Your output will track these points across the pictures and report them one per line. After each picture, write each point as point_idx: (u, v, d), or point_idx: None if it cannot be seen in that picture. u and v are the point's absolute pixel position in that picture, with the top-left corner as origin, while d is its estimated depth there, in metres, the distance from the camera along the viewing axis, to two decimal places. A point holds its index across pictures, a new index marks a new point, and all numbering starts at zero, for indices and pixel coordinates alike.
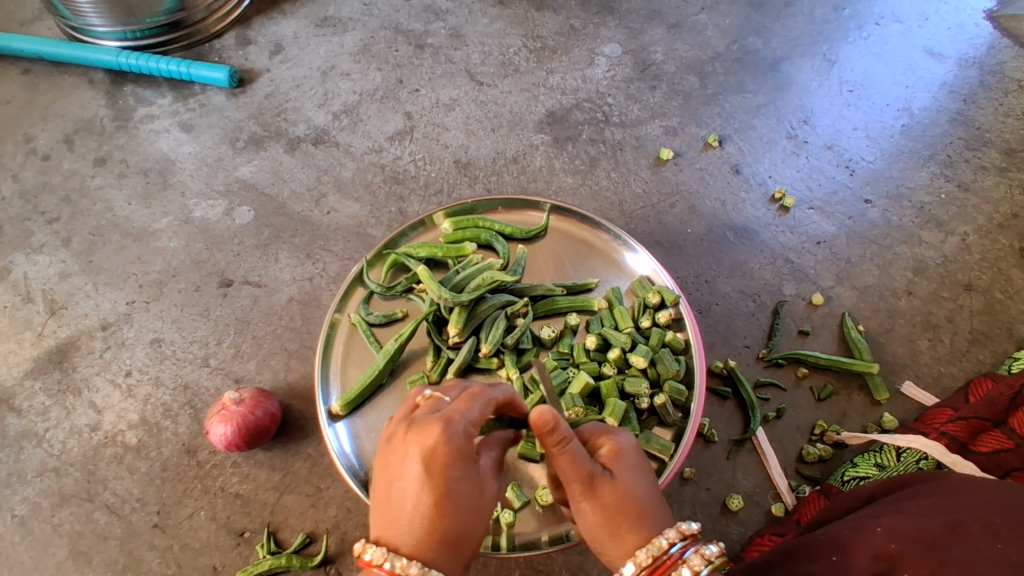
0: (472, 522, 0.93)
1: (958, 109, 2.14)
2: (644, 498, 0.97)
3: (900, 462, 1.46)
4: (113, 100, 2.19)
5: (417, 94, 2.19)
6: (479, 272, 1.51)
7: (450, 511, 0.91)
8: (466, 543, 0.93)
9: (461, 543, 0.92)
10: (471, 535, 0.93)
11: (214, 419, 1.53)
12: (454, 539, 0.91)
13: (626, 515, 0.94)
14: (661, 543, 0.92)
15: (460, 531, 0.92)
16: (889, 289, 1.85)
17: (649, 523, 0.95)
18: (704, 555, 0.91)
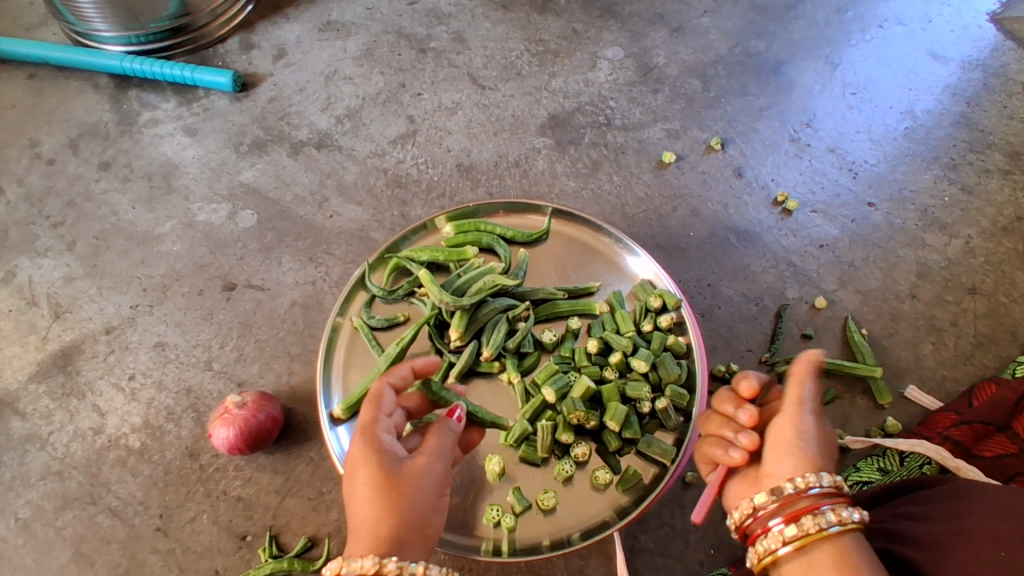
0: (380, 496, 0.97)
1: (962, 111, 2.14)
2: (824, 450, 0.98)
3: (903, 466, 1.46)
4: (117, 105, 2.21)
5: (420, 97, 2.19)
6: (480, 276, 1.51)
7: (377, 509, 0.97)
8: (378, 517, 0.96)
9: (375, 520, 0.96)
10: (381, 509, 0.97)
11: (216, 422, 1.53)
12: (365, 520, 0.96)
13: (793, 446, 0.97)
14: (815, 480, 0.92)
15: (371, 508, 0.97)
16: (892, 292, 1.84)
17: (822, 463, 0.96)
18: (846, 513, 0.89)
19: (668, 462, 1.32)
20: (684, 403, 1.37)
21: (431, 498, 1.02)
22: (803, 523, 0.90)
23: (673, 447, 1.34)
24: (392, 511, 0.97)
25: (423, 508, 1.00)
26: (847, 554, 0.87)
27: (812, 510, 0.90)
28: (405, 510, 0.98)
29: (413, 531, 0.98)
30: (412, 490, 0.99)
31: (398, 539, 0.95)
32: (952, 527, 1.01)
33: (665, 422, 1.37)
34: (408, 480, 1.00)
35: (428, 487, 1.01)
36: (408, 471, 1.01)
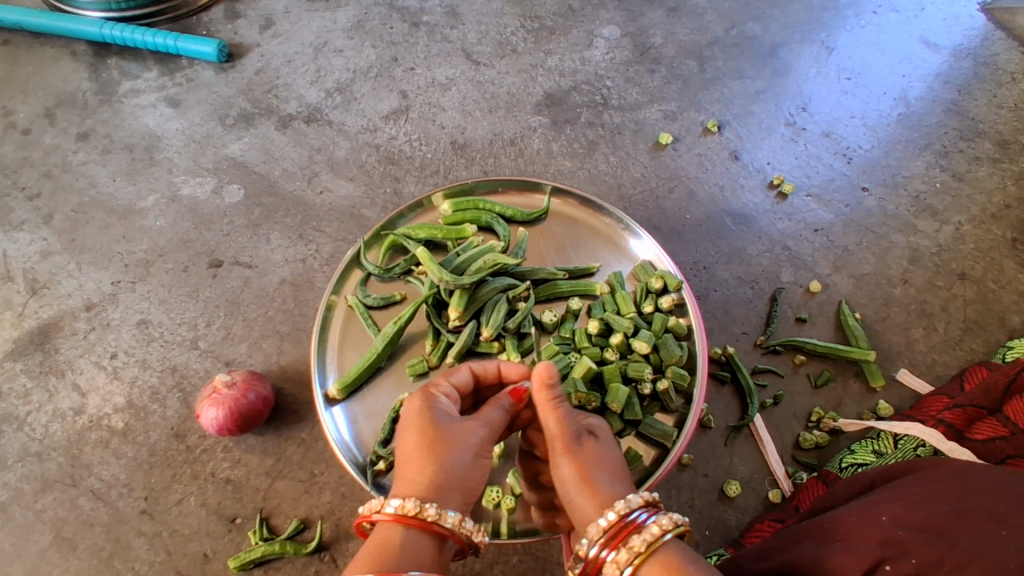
0: (420, 443, 0.99)
1: (953, 99, 2.14)
2: (616, 474, 0.99)
3: (897, 448, 1.47)
4: (96, 74, 2.11)
5: (412, 72, 2.13)
6: (480, 255, 1.48)
7: (428, 455, 0.98)
8: (420, 463, 0.97)
9: (412, 464, 0.97)
10: (424, 456, 0.98)
11: (204, 402, 1.49)
12: (404, 462, 0.98)
13: (603, 475, 0.98)
14: (620, 511, 0.92)
15: (414, 453, 0.98)
16: (885, 277, 1.85)
17: (617, 489, 0.97)
18: (655, 525, 0.89)
19: (670, 443, 1.31)
20: (686, 385, 1.38)
21: (477, 457, 1.01)
22: (626, 550, 0.88)
23: (675, 428, 1.35)
24: (430, 457, 0.97)
25: (466, 461, 1.00)
26: (679, 559, 0.87)
27: (630, 533, 0.89)
28: (445, 456, 0.98)
29: (448, 482, 0.97)
30: (458, 443, 1.00)
31: (431, 483, 0.96)
32: (954, 508, 1.01)
33: (667, 403, 1.38)
34: (457, 434, 1.01)
35: (474, 447, 1.01)
36: (457, 428, 1.02)
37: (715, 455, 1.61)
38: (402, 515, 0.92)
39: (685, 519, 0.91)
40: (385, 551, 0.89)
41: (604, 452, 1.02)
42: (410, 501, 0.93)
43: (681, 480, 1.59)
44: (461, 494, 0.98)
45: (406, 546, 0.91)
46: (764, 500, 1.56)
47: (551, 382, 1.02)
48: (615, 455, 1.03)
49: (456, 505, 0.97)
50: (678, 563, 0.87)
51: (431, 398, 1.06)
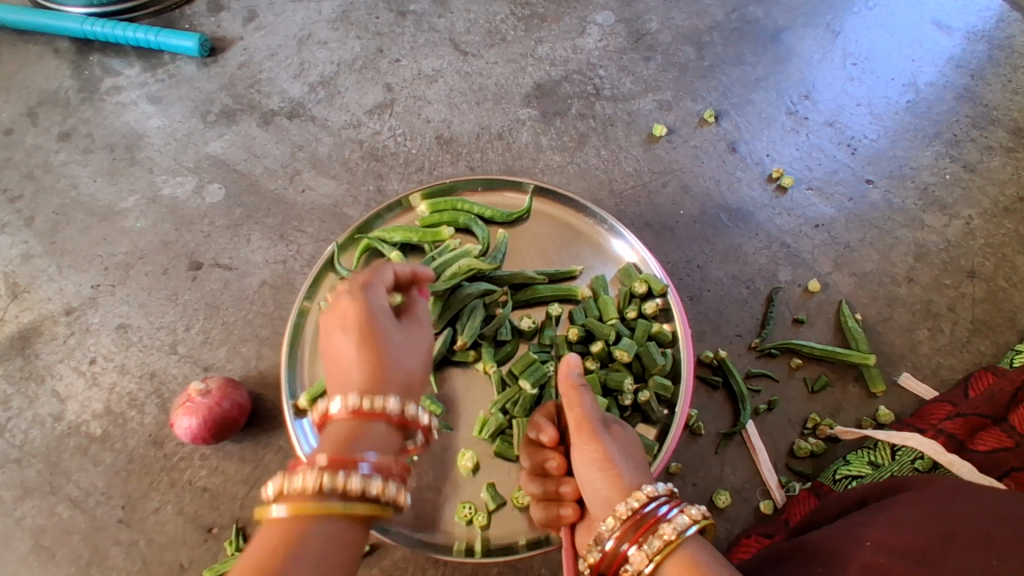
0: (369, 339, 0.98)
1: (966, 84, 2.03)
2: (638, 465, 1.00)
3: (894, 461, 1.39)
4: (79, 71, 2.08)
5: (398, 64, 2.07)
6: (456, 259, 1.44)
7: (383, 352, 0.99)
8: (377, 360, 0.98)
9: (364, 362, 0.97)
10: (380, 353, 0.98)
11: (179, 410, 1.47)
12: (353, 356, 0.98)
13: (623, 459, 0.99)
14: (643, 498, 0.91)
15: (368, 353, 0.98)
16: (889, 275, 1.77)
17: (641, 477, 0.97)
18: (680, 514, 0.88)
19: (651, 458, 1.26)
20: (669, 395, 1.32)
21: (421, 348, 1.06)
22: (649, 540, 0.87)
23: (656, 441, 1.30)
24: (382, 351, 0.99)
25: (417, 356, 1.04)
26: (700, 555, 0.86)
27: (654, 525, 0.88)
28: (394, 350, 1.00)
29: (404, 373, 0.99)
30: (408, 341, 1.03)
31: (387, 373, 0.97)
32: (940, 531, 0.96)
33: (649, 414, 1.32)
34: (403, 334, 1.03)
35: (423, 346, 1.06)
36: (402, 329, 1.04)
37: (705, 463, 1.55)
38: (358, 407, 0.92)
39: (708, 513, 0.90)
40: (344, 438, 0.91)
41: (624, 441, 1.04)
42: (366, 395, 0.94)
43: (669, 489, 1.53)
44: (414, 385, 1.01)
45: (377, 436, 0.93)
46: (755, 510, 1.51)
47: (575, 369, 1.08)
48: (631, 445, 1.04)
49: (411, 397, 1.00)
50: (699, 560, 0.85)
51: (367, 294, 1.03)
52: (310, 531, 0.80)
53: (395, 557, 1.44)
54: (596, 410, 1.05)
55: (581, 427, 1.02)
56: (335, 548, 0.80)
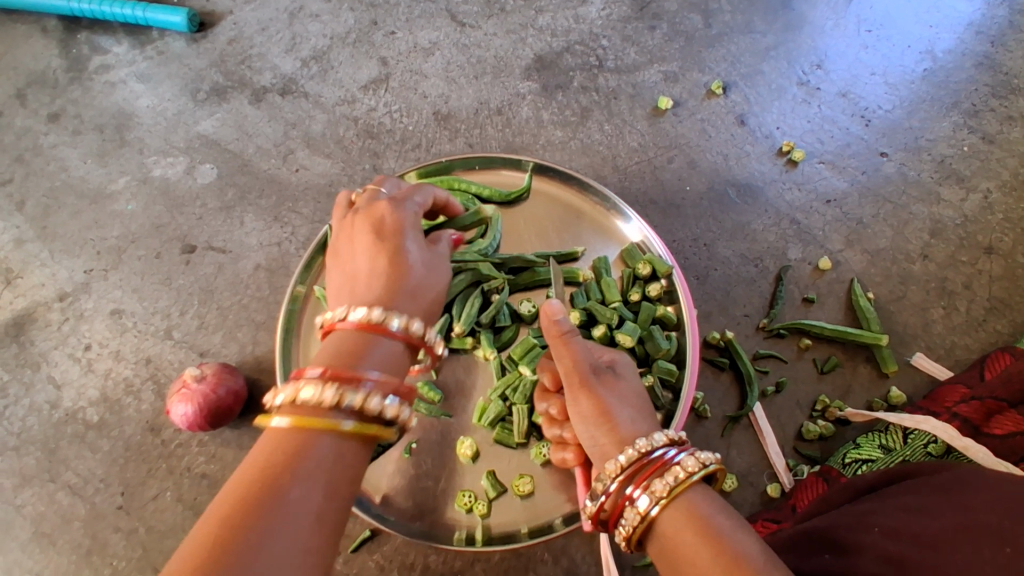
0: (391, 253, 1.01)
1: (986, 51, 1.94)
2: (639, 411, 0.99)
3: (907, 445, 1.35)
4: (66, 49, 1.99)
5: (393, 37, 1.99)
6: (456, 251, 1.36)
7: (395, 271, 1.00)
8: (385, 278, 0.99)
9: (376, 279, 0.99)
10: (390, 271, 1.00)
11: (174, 397, 1.44)
12: (371, 269, 1.00)
13: (620, 406, 0.97)
14: (648, 444, 0.90)
15: (379, 270, 1.00)
16: (903, 252, 1.71)
17: (642, 424, 0.96)
18: (686, 462, 0.89)
19: None
20: (673, 380, 1.29)
21: (434, 274, 1.06)
22: (653, 485, 0.87)
23: (660, 428, 1.27)
24: (399, 265, 1.01)
25: (428, 280, 1.04)
26: (705, 503, 0.86)
27: (661, 469, 0.88)
28: (408, 260, 1.02)
29: (419, 285, 1.02)
30: (420, 264, 1.04)
31: (402, 284, 0.99)
32: (955, 524, 0.91)
33: (653, 400, 1.29)
34: (418, 256, 1.05)
35: (438, 270, 1.07)
36: (419, 253, 1.06)
37: (710, 446, 1.53)
38: (365, 320, 0.92)
39: (712, 458, 0.91)
40: (349, 352, 0.89)
41: (622, 387, 1.00)
42: (370, 310, 0.93)
43: None
44: (428, 306, 1.03)
45: (377, 351, 0.92)
46: (761, 494, 1.49)
47: (559, 318, 1.00)
48: (631, 393, 1.01)
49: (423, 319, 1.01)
50: (705, 509, 0.85)
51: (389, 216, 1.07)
52: (312, 442, 0.80)
53: (396, 542, 1.43)
54: (587, 359, 1.00)
55: (573, 378, 0.98)
56: (336, 466, 0.80)
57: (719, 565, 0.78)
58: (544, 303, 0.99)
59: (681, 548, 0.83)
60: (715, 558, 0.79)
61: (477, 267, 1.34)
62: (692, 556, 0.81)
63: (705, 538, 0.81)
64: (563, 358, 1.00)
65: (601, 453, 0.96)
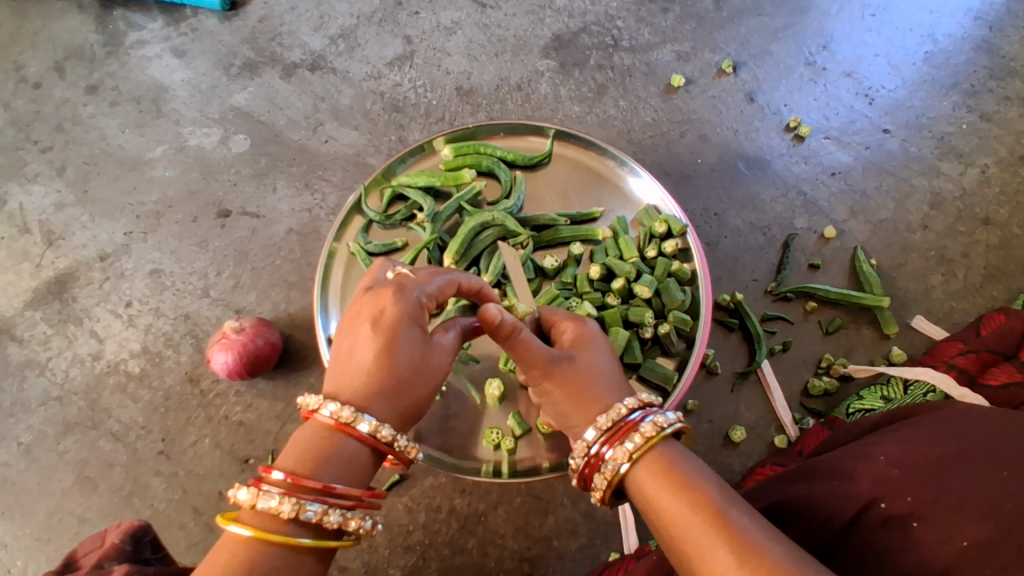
0: (384, 351, 0.93)
1: (985, 35, 2.02)
2: (605, 383, 1.01)
3: (907, 394, 1.43)
4: (102, 25, 2.08)
5: (417, 16, 2.07)
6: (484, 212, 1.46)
7: (384, 365, 0.93)
8: (371, 380, 0.93)
9: (360, 374, 0.93)
10: (377, 371, 0.93)
11: (215, 347, 1.53)
12: (358, 361, 0.93)
13: (581, 390, 0.99)
14: (620, 411, 0.95)
15: (367, 364, 0.93)
16: (904, 222, 1.79)
17: (608, 395, 0.99)
18: (653, 420, 0.93)
19: (671, 388, 1.32)
20: (688, 329, 1.37)
21: (433, 377, 0.98)
22: (626, 445, 0.92)
23: (675, 372, 1.36)
24: (389, 371, 0.93)
25: (420, 388, 0.96)
26: (675, 456, 0.92)
27: (631, 430, 0.93)
28: (399, 363, 0.93)
29: (404, 389, 0.95)
30: (416, 372, 0.96)
31: (382, 391, 0.93)
32: (951, 452, 0.98)
33: (668, 347, 1.37)
34: (420, 361, 0.96)
35: (433, 370, 0.98)
36: (422, 356, 0.96)
37: (720, 401, 1.61)
38: (336, 424, 0.89)
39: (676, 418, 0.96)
40: (316, 454, 0.89)
41: (585, 368, 1.00)
42: (343, 408, 0.90)
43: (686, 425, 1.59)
44: (411, 409, 0.97)
45: (341, 453, 0.90)
46: (769, 446, 1.57)
47: (497, 321, 0.98)
48: (600, 369, 1.01)
49: (400, 423, 0.96)
50: (675, 460, 0.91)
51: (400, 302, 0.96)
52: (263, 558, 0.81)
53: (423, 486, 1.52)
54: (540, 346, 1.00)
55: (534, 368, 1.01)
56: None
57: (685, 505, 0.85)
58: (481, 310, 0.97)
59: (652, 494, 0.89)
60: (680, 500, 0.85)
61: (504, 225, 1.44)
62: (661, 497, 0.87)
63: (671, 484, 0.88)
64: (517, 348, 1.00)
65: (574, 431, 1.01)
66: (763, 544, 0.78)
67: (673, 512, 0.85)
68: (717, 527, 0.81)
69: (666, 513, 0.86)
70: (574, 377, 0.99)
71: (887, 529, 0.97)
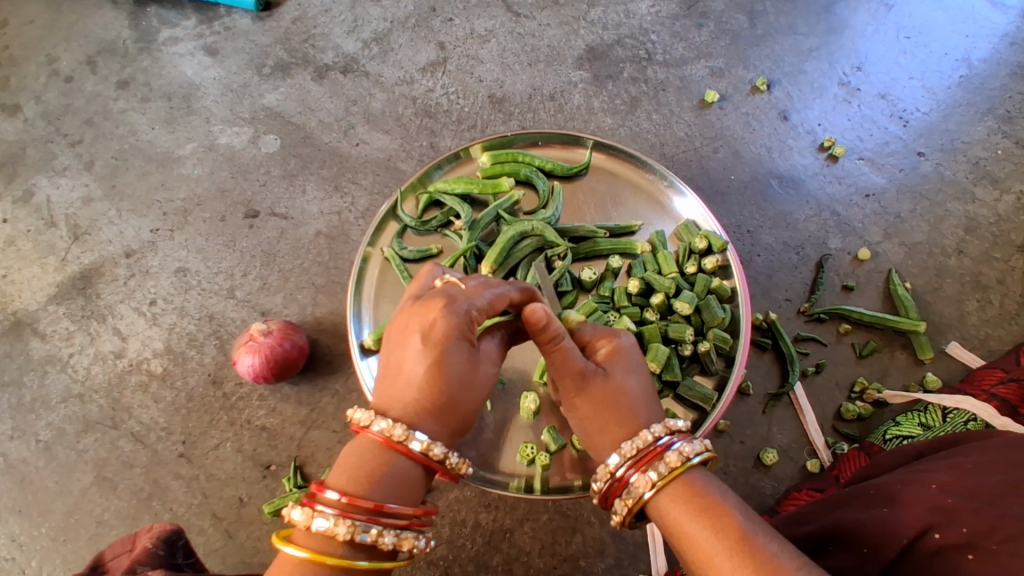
0: (437, 366, 0.85)
1: (1021, 61, 2.00)
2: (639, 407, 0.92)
3: (946, 422, 1.39)
4: (136, 21, 2.07)
5: (451, 23, 2.06)
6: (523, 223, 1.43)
7: (436, 382, 0.85)
8: (421, 397, 0.86)
9: (409, 389, 0.86)
10: (429, 386, 0.86)
11: (241, 349, 1.50)
12: (407, 376, 0.86)
13: (614, 410, 0.91)
14: (646, 436, 0.87)
15: (419, 379, 0.85)
16: (939, 246, 1.77)
17: (640, 420, 0.91)
18: (683, 448, 0.85)
19: (710, 407, 1.29)
20: (728, 347, 1.35)
21: (482, 395, 0.92)
22: (651, 474, 0.85)
23: (714, 391, 1.33)
24: (439, 386, 0.86)
25: (467, 404, 0.90)
26: (701, 486, 0.84)
27: (657, 458, 0.86)
28: (450, 378, 0.86)
29: (454, 408, 0.88)
30: (466, 387, 0.89)
31: (432, 408, 0.86)
32: (1010, 478, 0.91)
33: (707, 365, 1.35)
34: (470, 376, 0.89)
35: (481, 385, 0.91)
36: (472, 371, 0.89)
37: (752, 422, 1.59)
38: (387, 441, 0.82)
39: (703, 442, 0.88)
40: (368, 472, 0.82)
41: (620, 386, 0.93)
42: (396, 424, 0.83)
43: (717, 446, 1.57)
44: (457, 425, 0.90)
45: (391, 470, 0.83)
46: (801, 469, 1.55)
47: (542, 326, 0.92)
48: (636, 390, 0.94)
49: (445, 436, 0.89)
50: (699, 489, 0.83)
51: (456, 316, 0.88)
52: None
53: (449, 499, 1.50)
54: (578, 357, 0.93)
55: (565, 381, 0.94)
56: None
57: (708, 530, 0.78)
58: (527, 309, 0.92)
59: (673, 516, 0.82)
60: (703, 524, 0.79)
61: (543, 234, 1.42)
62: (683, 520, 0.81)
63: (693, 511, 0.81)
64: (553, 360, 0.95)
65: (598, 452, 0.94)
66: (791, 571, 0.72)
67: (695, 540, 0.79)
68: (741, 556, 0.74)
69: (689, 544, 0.80)
70: (600, 396, 0.92)
71: (940, 560, 0.89)
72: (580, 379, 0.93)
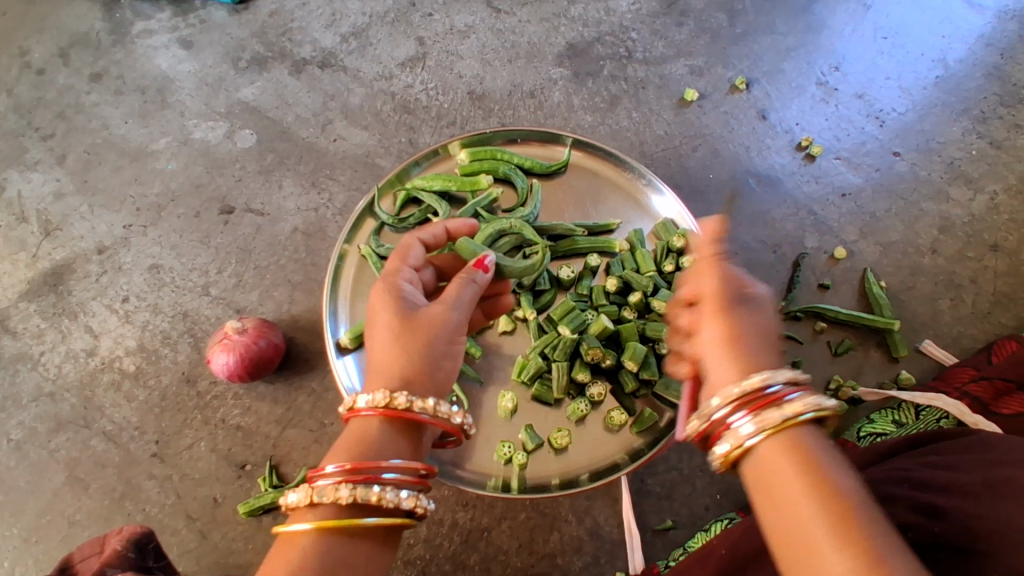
0: (395, 332, 0.95)
1: (995, 62, 2.03)
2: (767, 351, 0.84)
3: (920, 420, 1.41)
4: (110, 12, 2.03)
5: (430, 18, 2.04)
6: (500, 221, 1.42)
7: (395, 350, 0.94)
8: (390, 363, 0.94)
9: (378, 365, 0.95)
10: (393, 350, 0.94)
11: (215, 347, 1.48)
12: (375, 360, 0.96)
13: (759, 349, 0.83)
14: (766, 382, 0.78)
15: (384, 351, 0.95)
16: (913, 246, 1.80)
17: (764, 363, 0.82)
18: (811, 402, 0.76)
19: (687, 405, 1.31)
20: None
21: (449, 344, 0.97)
22: (762, 420, 0.76)
23: None
24: (407, 349, 0.94)
25: (434, 353, 0.96)
26: (809, 446, 0.75)
27: (772, 404, 0.77)
28: (403, 338, 0.95)
29: (421, 363, 0.94)
30: (427, 335, 0.95)
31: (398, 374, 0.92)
32: (984, 477, 0.91)
33: None
34: (425, 324, 0.96)
35: (441, 329, 0.96)
36: (425, 316, 0.96)
37: None
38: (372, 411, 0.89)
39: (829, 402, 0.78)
40: (358, 443, 0.88)
41: (744, 323, 0.84)
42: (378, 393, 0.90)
43: None
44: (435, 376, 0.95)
45: (379, 436, 0.89)
46: None
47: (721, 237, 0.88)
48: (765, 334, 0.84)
49: (436, 392, 0.96)
50: (809, 446, 0.74)
51: (391, 286, 1.01)
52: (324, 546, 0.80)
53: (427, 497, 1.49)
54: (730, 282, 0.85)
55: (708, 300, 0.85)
56: (352, 561, 0.81)
57: (814, 506, 0.68)
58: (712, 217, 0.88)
59: (774, 476, 0.73)
60: (812, 497, 0.68)
61: (521, 233, 1.41)
62: (781, 478, 0.72)
63: (801, 467, 0.72)
64: (705, 285, 0.86)
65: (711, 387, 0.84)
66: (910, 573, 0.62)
67: (799, 503, 0.69)
68: (845, 531, 0.65)
69: (788, 505, 0.70)
70: (720, 333, 0.83)
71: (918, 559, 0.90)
72: (721, 308, 0.84)
